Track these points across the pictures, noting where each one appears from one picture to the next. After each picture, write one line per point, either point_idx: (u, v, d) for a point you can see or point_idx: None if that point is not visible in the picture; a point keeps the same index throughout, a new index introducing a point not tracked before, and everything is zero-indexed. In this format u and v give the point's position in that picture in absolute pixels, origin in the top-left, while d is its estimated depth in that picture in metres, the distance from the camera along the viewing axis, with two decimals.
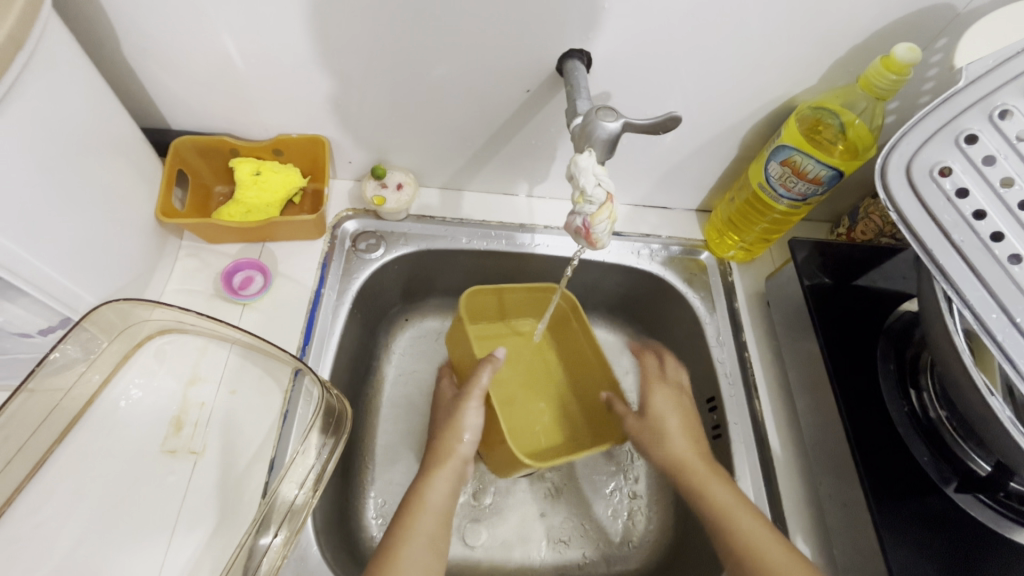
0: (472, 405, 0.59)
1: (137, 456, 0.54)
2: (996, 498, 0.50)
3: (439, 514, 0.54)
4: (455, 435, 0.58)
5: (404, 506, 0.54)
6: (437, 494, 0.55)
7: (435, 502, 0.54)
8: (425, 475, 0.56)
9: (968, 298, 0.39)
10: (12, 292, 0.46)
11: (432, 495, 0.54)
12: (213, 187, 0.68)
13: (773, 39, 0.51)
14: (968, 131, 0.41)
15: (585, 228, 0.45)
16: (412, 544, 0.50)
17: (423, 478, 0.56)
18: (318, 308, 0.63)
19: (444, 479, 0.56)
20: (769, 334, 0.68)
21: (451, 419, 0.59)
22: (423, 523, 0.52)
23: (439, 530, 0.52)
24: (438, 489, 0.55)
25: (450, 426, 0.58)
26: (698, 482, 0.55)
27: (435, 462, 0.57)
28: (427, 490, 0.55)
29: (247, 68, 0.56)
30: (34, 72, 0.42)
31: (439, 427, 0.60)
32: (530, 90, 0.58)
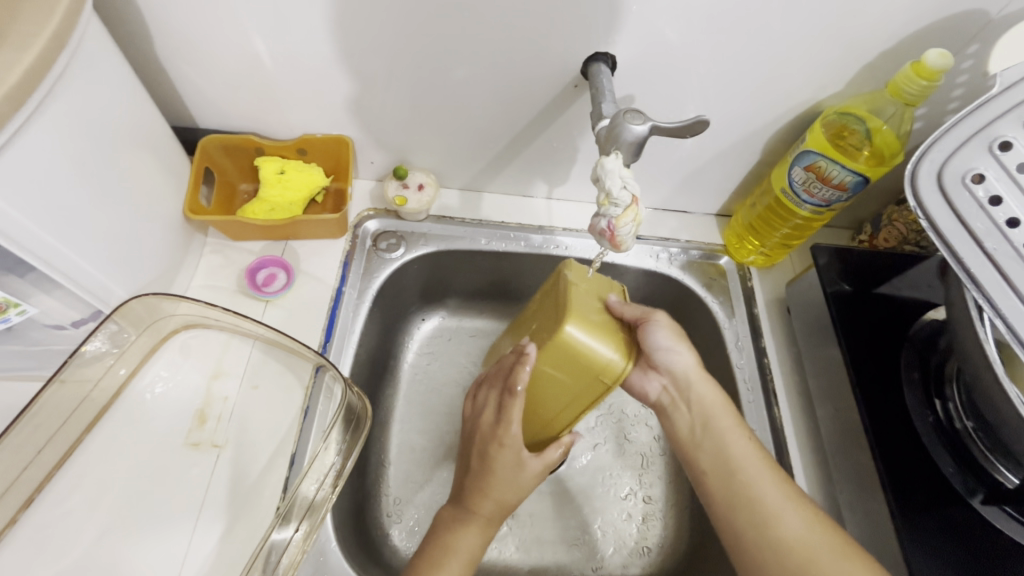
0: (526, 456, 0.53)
1: (162, 449, 0.55)
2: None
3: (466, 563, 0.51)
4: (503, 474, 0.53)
5: (433, 547, 0.52)
6: (467, 542, 0.52)
7: (464, 553, 0.51)
8: (458, 523, 0.53)
9: (1000, 308, 0.38)
10: (48, 284, 0.47)
11: (462, 542, 0.52)
12: (238, 185, 0.69)
13: (800, 45, 0.51)
14: (1002, 138, 0.40)
15: (609, 230, 0.45)
16: None
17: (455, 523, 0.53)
18: (339, 306, 0.64)
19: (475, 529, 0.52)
20: (789, 341, 0.67)
21: (496, 462, 0.53)
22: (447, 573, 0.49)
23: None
24: (467, 540, 0.52)
25: (489, 468, 0.53)
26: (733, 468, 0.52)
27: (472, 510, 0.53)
28: (459, 535, 0.52)
29: (275, 68, 0.56)
30: (75, 70, 0.43)
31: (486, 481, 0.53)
32: (578, 85, 0.57)
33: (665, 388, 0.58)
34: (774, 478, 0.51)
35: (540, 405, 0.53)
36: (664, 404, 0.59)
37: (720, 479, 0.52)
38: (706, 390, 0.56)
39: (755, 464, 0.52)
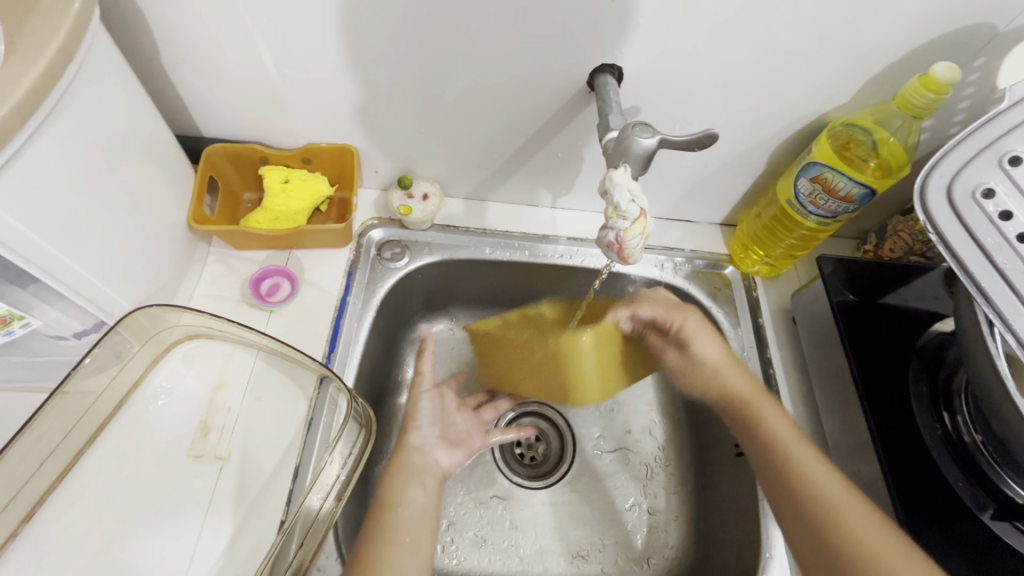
0: (425, 394, 0.63)
1: (164, 460, 0.54)
2: None
3: (418, 510, 0.53)
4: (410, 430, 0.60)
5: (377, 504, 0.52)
6: (410, 492, 0.54)
7: (413, 502, 0.53)
8: (387, 472, 0.55)
9: (1011, 323, 0.38)
10: (51, 295, 0.47)
11: (406, 497, 0.53)
12: (241, 194, 0.69)
13: (806, 57, 0.51)
14: (1012, 152, 0.40)
15: (617, 243, 0.45)
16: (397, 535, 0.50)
17: (391, 474, 0.55)
18: (343, 316, 0.64)
19: (414, 480, 0.55)
20: (795, 352, 0.67)
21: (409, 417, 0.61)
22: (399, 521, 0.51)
23: (421, 524, 0.52)
24: (411, 489, 0.54)
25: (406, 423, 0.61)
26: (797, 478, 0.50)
27: (393, 461, 0.57)
28: (400, 488, 0.54)
29: (281, 78, 0.56)
30: (83, 81, 0.43)
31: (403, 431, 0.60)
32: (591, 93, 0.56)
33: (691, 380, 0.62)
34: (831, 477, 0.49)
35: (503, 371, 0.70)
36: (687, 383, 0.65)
37: (774, 482, 0.51)
38: (744, 393, 0.57)
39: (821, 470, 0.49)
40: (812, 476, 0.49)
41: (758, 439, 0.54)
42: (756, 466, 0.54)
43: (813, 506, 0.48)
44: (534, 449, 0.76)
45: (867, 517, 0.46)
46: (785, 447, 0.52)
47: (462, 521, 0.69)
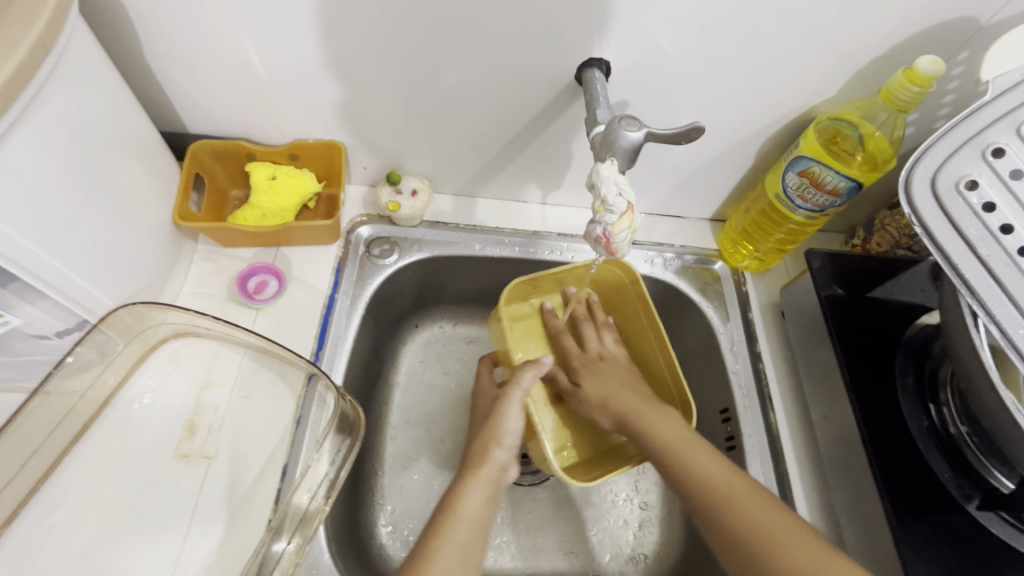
0: (513, 406, 0.57)
1: (150, 461, 0.54)
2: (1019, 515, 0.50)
3: (473, 522, 0.51)
4: (498, 432, 0.56)
5: (439, 512, 0.52)
6: (473, 504, 0.52)
7: (470, 512, 0.51)
8: (464, 479, 0.54)
9: (994, 314, 0.38)
10: (32, 295, 0.46)
11: (466, 503, 0.52)
12: (228, 191, 0.68)
13: (793, 51, 0.51)
14: (995, 144, 0.40)
15: (604, 237, 0.45)
16: (446, 548, 0.48)
17: (460, 485, 0.54)
18: (332, 313, 0.63)
19: (480, 488, 0.53)
20: (784, 346, 0.67)
21: (493, 423, 0.57)
22: (456, 532, 0.49)
23: (474, 541, 0.50)
24: (473, 498, 0.53)
25: (490, 432, 0.57)
26: (741, 517, 0.48)
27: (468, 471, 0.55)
28: (462, 498, 0.52)
29: (266, 73, 0.56)
30: (61, 76, 0.42)
31: (480, 440, 0.57)
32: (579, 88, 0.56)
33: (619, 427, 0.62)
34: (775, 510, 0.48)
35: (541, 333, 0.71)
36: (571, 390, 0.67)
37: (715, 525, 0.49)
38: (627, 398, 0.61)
39: (751, 496, 0.49)
40: (758, 516, 0.48)
41: (626, 420, 0.60)
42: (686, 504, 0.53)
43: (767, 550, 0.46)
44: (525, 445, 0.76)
45: (808, 545, 0.45)
46: (714, 491, 0.50)
47: None
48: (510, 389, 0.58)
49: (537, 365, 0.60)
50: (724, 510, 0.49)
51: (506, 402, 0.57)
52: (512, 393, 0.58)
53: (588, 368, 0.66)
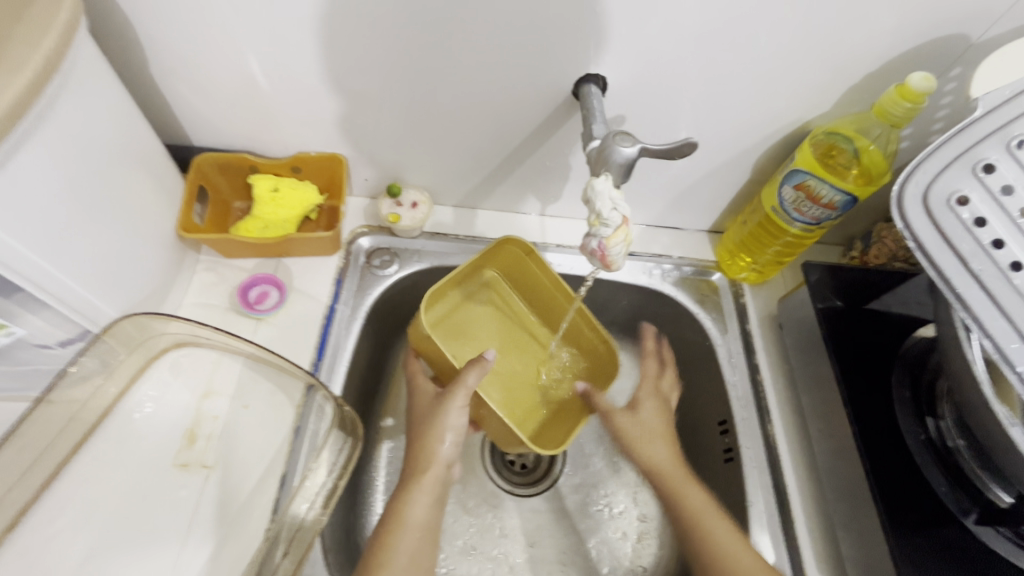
0: (456, 407, 0.55)
1: (151, 469, 0.54)
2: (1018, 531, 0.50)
3: (419, 528, 0.52)
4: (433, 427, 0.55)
5: (386, 521, 0.52)
6: (419, 508, 0.53)
7: (418, 520, 0.52)
8: (407, 484, 0.54)
9: (988, 328, 0.39)
10: (36, 305, 0.47)
11: (412, 510, 0.52)
12: (231, 203, 0.69)
13: (786, 67, 0.52)
14: (986, 160, 0.40)
15: (599, 250, 0.45)
16: (395, 559, 0.49)
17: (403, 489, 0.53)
18: (331, 323, 0.64)
19: (425, 492, 0.54)
20: (782, 357, 0.68)
21: (433, 422, 0.55)
22: (403, 541, 0.51)
23: (424, 542, 0.52)
24: (418, 503, 0.53)
25: (430, 429, 0.55)
26: None
27: (411, 474, 0.54)
28: (406, 504, 0.53)
29: (269, 88, 0.57)
30: (69, 92, 0.43)
31: (419, 434, 0.56)
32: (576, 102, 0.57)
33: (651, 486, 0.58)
34: None
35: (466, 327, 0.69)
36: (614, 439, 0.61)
37: None
38: (664, 456, 0.57)
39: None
40: None
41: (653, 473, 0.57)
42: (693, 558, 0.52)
43: None
44: (525, 456, 0.76)
45: None
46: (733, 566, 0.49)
47: (452, 529, 0.70)
48: (455, 386, 0.55)
49: (480, 364, 0.56)
50: None
51: (449, 404, 0.55)
52: (457, 393, 0.55)
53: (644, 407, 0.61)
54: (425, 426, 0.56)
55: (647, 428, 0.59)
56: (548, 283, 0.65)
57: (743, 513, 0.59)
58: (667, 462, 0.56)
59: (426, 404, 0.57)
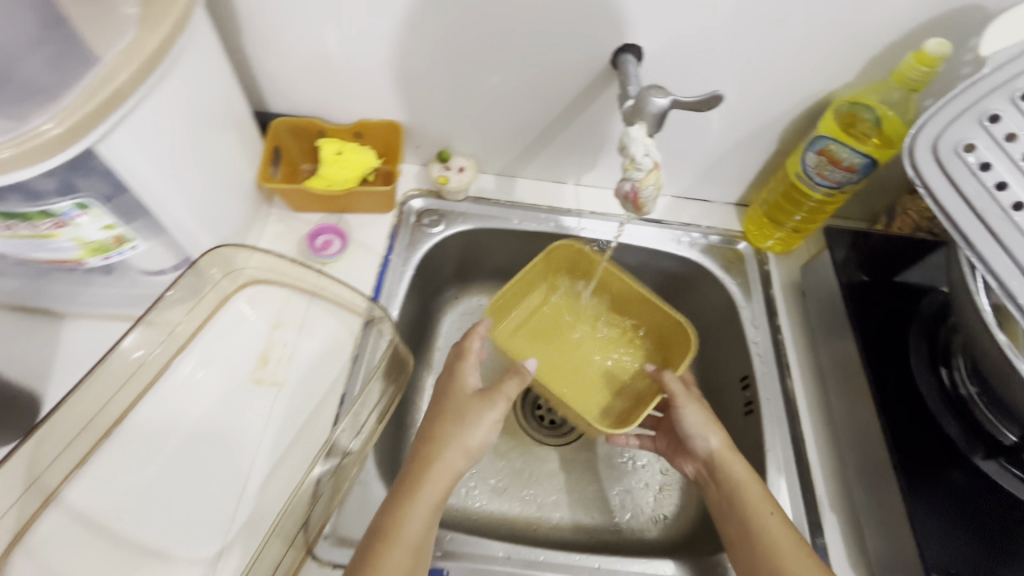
0: (492, 415, 0.57)
1: (231, 385, 0.62)
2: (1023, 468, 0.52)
3: (413, 545, 0.50)
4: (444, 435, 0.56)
5: (378, 533, 0.50)
6: (416, 523, 0.51)
7: (412, 533, 0.50)
8: (407, 497, 0.52)
9: (990, 263, 0.42)
10: (157, 228, 0.55)
11: (410, 523, 0.51)
12: (300, 165, 0.77)
13: (814, 36, 0.56)
14: (993, 111, 0.44)
15: (633, 192, 0.51)
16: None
17: (404, 500, 0.52)
18: (386, 271, 0.71)
19: (424, 504, 0.52)
20: (804, 320, 0.71)
21: (462, 427, 0.56)
22: (396, 560, 0.49)
23: (418, 564, 0.50)
24: (416, 519, 0.51)
25: (454, 436, 0.55)
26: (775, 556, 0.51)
27: (418, 480, 0.53)
28: (405, 517, 0.51)
29: (343, 58, 0.65)
30: (192, 46, 0.51)
31: (439, 431, 0.56)
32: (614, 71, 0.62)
33: (699, 470, 0.62)
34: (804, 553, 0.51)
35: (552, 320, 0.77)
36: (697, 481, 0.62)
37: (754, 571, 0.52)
38: (736, 464, 0.58)
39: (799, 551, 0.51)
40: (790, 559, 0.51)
41: (726, 483, 0.57)
42: (735, 540, 0.55)
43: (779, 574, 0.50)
44: (554, 413, 0.81)
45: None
46: (767, 540, 0.52)
47: (485, 470, 0.75)
48: (496, 392, 0.58)
49: (521, 374, 0.59)
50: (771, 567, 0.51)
51: (485, 412, 0.57)
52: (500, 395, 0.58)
53: (700, 407, 0.62)
54: (453, 425, 0.56)
55: (704, 424, 0.60)
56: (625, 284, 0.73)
57: (762, 459, 0.63)
58: (718, 451, 0.59)
59: (461, 400, 0.58)
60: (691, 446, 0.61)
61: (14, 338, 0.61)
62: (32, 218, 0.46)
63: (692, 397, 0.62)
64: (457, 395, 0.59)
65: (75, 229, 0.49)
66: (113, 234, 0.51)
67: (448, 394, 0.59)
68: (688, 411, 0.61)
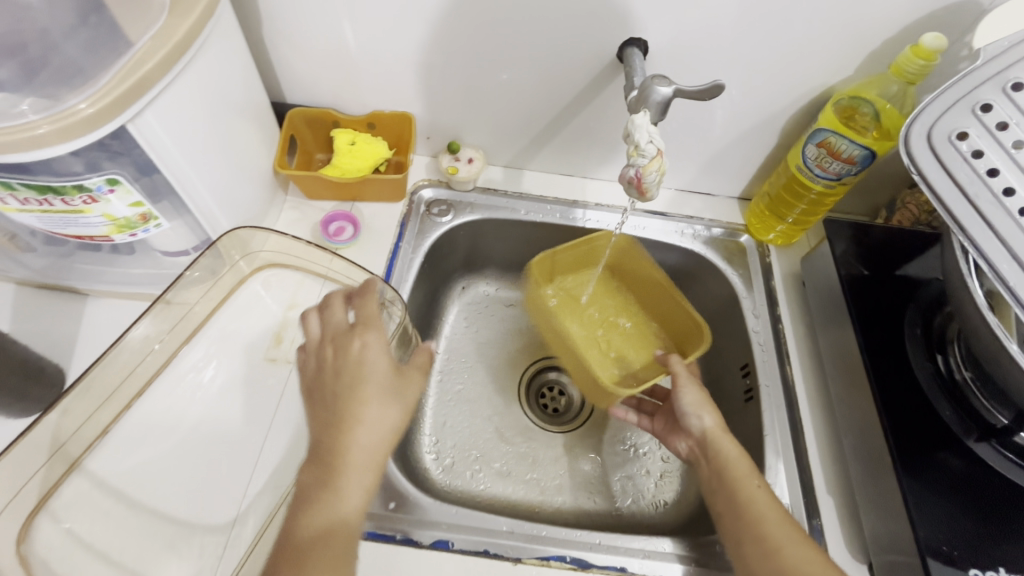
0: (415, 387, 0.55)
1: (246, 363, 0.64)
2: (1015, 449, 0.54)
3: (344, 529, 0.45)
4: (359, 424, 0.49)
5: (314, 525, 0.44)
6: (350, 506, 0.46)
7: (347, 516, 0.45)
8: (332, 479, 0.46)
9: (982, 247, 0.44)
10: (180, 208, 0.57)
11: (343, 505, 0.46)
12: (314, 154, 0.79)
13: (815, 31, 0.58)
14: (984, 101, 0.46)
15: (637, 178, 0.52)
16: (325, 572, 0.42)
17: (330, 484, 0.46)
18: (396, 257, 0.73)
19: (359, 482, 0.47)
20: (804, 311, 0.72)
21: (383, 398, 0.51)
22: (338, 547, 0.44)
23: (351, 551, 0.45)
24: (348, 499, 0.46)
25: (372, 409, 0.50)
26: (762, 530, 0.51)
27: (338, 460, 0.47)
28: (337, 500, 0.45)
29: (359, 50, 0.67)
30: (217, 35, 0.54)
31: (354, 405, 0.50)
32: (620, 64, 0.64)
33: (691, 448, 0.63)
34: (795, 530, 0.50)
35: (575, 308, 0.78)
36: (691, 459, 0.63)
37: (741, 541, 0.51)
38: (727, 444, 0.58)
39: (788, 528, 0.50)
40: (775, 530, 0.50)
41: (716, 457, 0.58)
42: (722, 516, 0.55)
43: (768, 544, 0.50)
44: (557, 401, 0.84)
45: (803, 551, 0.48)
46: (756, 513, 0.52)
47: (489, 453, 0.77)
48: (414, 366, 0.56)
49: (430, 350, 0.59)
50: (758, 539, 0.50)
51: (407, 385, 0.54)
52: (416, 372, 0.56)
53: (699, 389, 0.63)
54: (371, 396, 0.51)
55: (700, 404, 0.61)
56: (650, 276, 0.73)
57: (760, 444, 0.64)
58: (711, 429, 0.60)
59: (376, 366, 0.53)
60: (685, 424, 0.62)
61: (41, 313, 0.64)
62: (66, 193, 0.48)
63: (691, 378, 0.63)
64: (369, 360, 0.53)
65: (105, 206, 0.51)
66: (139, 212, 0.53)
67: (353, 373, 0.52)
68: (684, 391, 0.62)
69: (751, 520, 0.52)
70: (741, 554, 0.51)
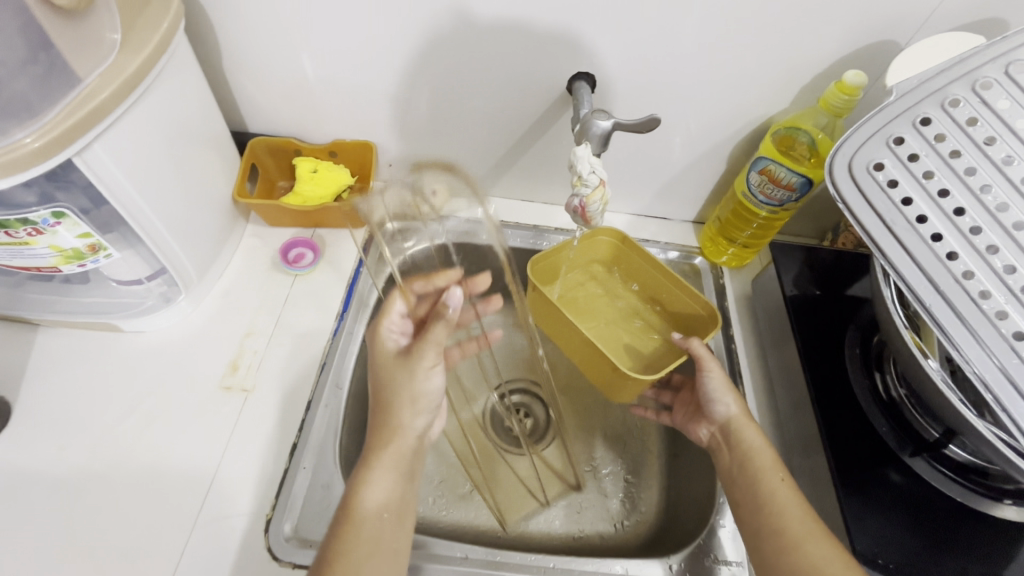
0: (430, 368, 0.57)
1: (198, 392, 0.63)
2: (938, 458, 0.57)
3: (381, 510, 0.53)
4: (406, 412, 0.56)
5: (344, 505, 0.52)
6: (379, 488, 0.53)
7: (378, 499, 0.53)
8: (370, 461, 0.54)
9: (901, 270, 0.46)
10: (133, 239, 0.58)
11: (373, 491, 0.53)
12: (277, 181, 0.80)
13: (747, 68, 0.62)
14: (896, 135, 0.49)
15: (581, 207, 0.55)
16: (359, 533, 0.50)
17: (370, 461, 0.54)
18: (356, 283, 0.73)
19: (388, 472, 0.54)
20: (755, 331, 0.75)
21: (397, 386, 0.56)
22: (371, 526, 0.51)
23: (393, 522, 0.53)
24: (378, 485, 0.53)
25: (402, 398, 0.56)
26: (782, 531, 0.52)
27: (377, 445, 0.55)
28: (366, 486, 0.53)
29: (319, 82, 0.69)
30: (172, 68, 0.55)
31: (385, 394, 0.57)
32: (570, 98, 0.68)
33: (713, 434, 0.63)
34: (814, 528, 0.51)
35: (581, 299, 0.78)
36: (712, 446, 0.63)
37: (760, 535, 0.53)
38: (749, 430, 0.59)
39: (809, 521, 0.52)
40: (795, 519, 0.52)
41: (735, 442, 0.60)
42: (747, 510, 0.56)
43: (790, 542, 0.51)
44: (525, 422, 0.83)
45: (827, 549, 0.49)
46: (778, 505, 0.54)
47: (454, 479, 0.76)
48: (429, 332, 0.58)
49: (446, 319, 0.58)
50: (781, 537, 0.52)
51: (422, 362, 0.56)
52: (424, 344, 0.56)
53: (720, 372, 0.63)
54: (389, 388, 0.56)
55: (725, 386, 0.62)
56: (653, 270, 0.72)
57: None
58: (736, 416, 0.61)
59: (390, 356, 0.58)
60: (709, 411, 0.63)
61: None
62: (9, 225, 0.49)
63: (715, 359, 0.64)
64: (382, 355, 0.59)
65: (51, 237, 0.51)
66: (88, 243, 0.53)
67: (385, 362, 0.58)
68: (712, 373, 0.62)
69: (772, 519, 0.53)
70: (760, 546, 0.53)
